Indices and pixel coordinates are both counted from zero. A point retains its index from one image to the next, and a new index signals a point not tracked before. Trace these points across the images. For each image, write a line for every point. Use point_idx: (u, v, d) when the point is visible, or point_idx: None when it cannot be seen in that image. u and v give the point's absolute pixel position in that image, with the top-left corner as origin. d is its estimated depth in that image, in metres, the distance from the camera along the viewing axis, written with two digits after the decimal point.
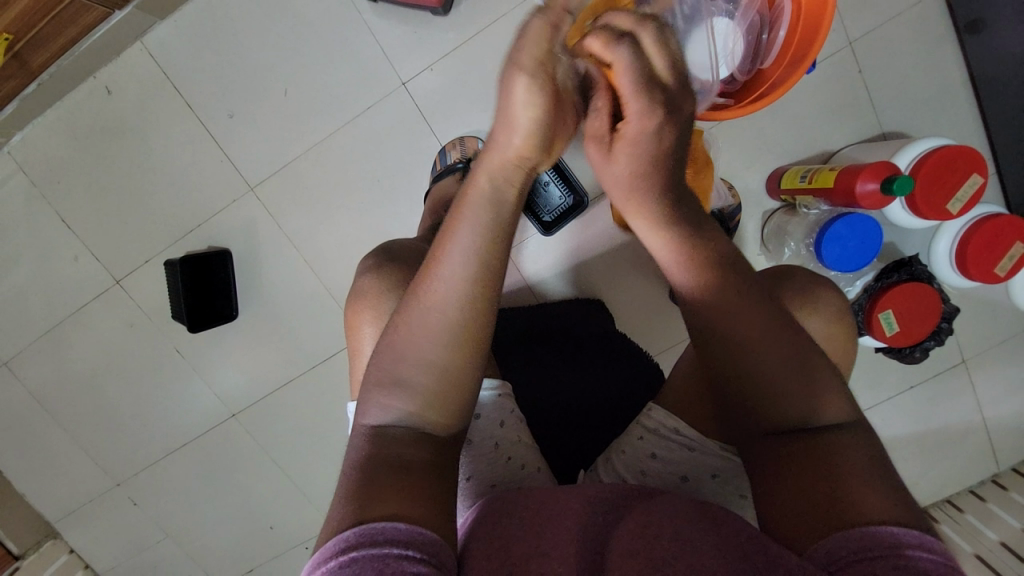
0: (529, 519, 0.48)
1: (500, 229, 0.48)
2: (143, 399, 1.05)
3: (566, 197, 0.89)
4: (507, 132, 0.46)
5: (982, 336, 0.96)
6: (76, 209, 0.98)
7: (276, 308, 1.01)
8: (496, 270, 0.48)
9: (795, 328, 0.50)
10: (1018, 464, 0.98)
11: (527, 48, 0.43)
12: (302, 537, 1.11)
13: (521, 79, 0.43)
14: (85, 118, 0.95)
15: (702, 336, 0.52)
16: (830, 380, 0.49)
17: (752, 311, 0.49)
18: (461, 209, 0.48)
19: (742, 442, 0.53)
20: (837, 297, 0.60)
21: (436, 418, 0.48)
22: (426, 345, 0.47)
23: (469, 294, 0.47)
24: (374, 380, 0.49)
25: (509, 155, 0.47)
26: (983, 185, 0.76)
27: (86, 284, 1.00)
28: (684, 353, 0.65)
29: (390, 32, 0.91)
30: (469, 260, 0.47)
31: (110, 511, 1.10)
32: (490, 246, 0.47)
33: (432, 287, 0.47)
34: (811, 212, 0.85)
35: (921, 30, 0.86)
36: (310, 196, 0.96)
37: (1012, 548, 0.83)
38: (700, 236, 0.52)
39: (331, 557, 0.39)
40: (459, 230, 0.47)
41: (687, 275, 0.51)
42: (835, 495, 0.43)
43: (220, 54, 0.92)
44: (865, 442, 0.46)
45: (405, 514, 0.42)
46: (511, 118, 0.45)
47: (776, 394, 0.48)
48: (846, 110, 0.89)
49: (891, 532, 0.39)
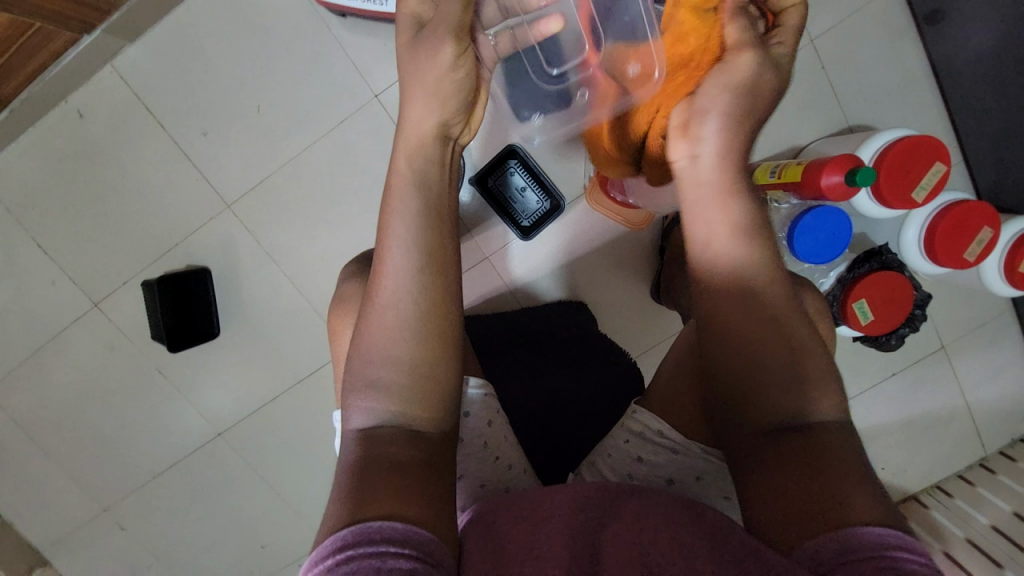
0: (522, 524, 0.47)
1: (428, 207, 0.51)
2: (128, 422, 1.04)
3: (544, 201, 0.92)
4: (415, 113, 0.52)
5: (961, 321, 0.97)
6: (52, 234, 0.97)
7: (259, 324, 1.00)
8: (434, 254, 0.50)
9: (790, 323, 0.50)
10: (1004, 447, 1.00)
11: (433, 38, 0.50)
12: (295, 554, 1.10)
13: (446, 43, 0.49)
14: (58, 142, 0.95)
15: (705, 324, 0.53)
16: (820, 374, 0.49)
17: (740, 290, 0.51)
18: (389, 203, 0.51)
19: (723, 437, 0.53)
20: (816, 296, 0.62)
21: (419, 413, 0.48)
22: (392, 341, 0.48)
23: (414, 282, 0.49)
24: (352, 383, 0.49)
25: (425, 128, 0.52)
26: (947, 173, 0.78)
27: (65, 309, 1.00)
28: (672, 348, 0.64)
29: (361, 45, 0.91)
30: (408, 248, 0.50)
31: (99, 538, 1.08)
32: (422, 227, 0.50)
33: (380, 282, 0.50)
34: (782, 206, 0.86)
35: (881, 25, 0.89)
36: (289, 211, 0.97)
37: (1004, 531, 0.83)
38: (747, 211, 0.52)
39: (328, 555, 0.39)
40: (393, 220, 0.50)
41: (730, 248, 0.51)
42: (828, 492, 0.44)
43: (192, 73, 0.93)
44: (851, 442, 0.48)
45: (400, 514, 0.42)
46: (425, 95, 0.51)
47: (763, 385, 0.49)
48: (813, 105, 0.91)
49: (878, 533, 0.40)
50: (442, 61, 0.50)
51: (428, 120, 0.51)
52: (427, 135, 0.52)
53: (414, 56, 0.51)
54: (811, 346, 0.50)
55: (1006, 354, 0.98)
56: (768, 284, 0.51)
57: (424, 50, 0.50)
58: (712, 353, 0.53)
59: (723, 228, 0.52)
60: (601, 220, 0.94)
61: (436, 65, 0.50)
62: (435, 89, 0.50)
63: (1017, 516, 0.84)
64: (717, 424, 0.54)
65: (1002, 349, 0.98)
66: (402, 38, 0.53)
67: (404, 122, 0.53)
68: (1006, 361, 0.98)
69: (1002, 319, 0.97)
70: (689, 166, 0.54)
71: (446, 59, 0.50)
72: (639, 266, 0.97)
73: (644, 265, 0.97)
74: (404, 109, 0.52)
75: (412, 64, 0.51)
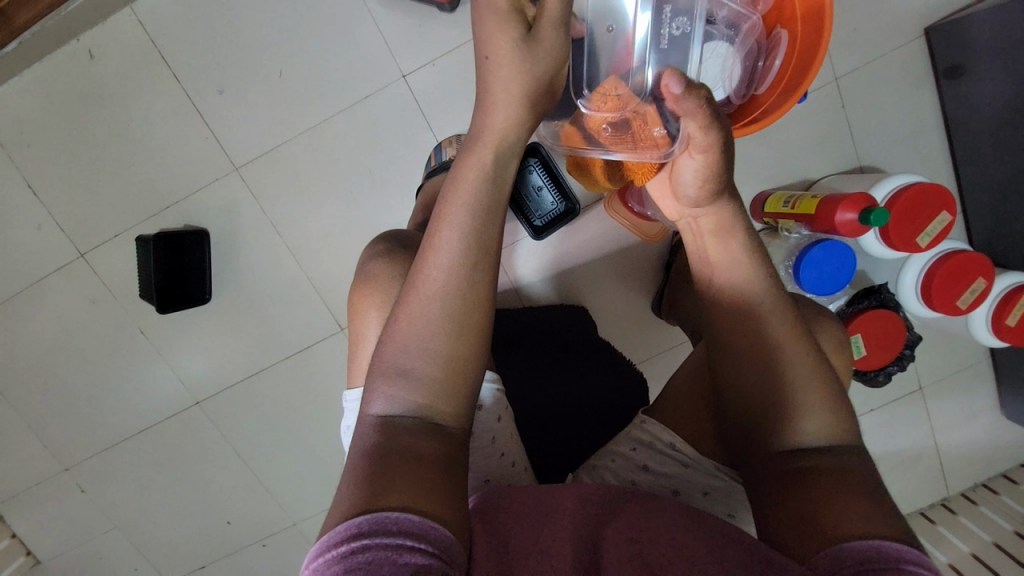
0: (528, 515, 0.48)
1: (496, 202, 0.51)
2: (103, 380, 1.00)
3: (559, 203, 0.89)
4: (498, 107, 0.50)
5: (940, 365, 1.01)
6: (44, 175, 0.93)
7: (254, 293, 0.98)
8: (489, 252, 0.50)
9: (817, 357, 0.52)
10: (967, 490, 1.04)
11: (549, 32, 0.48)
12: (261, 534, 1.07)
13: (534, 56, 0.48)
14: (62, 81, 0.90)
15: (728, 344, 0.54)
16: (831, 402, 0.50)
17: (777, 316, 0.52)
18: (452, 193, 0.50)
19: (739, 451, 0.54)
20: (837, 328, 0.63)
21: (444, 407, 0.47)
22: (427, 334, 0.47)
23: (467, 276, 0.48)
24: (378, 368, 0.48)
25: (492, 136, 0.51)
26: (950, 223, 0.81)
27: (48, 256, 0.95)
28: (684, 363, 0.66)
29: (394, 22, 0.90)
30: (465, 243, 0.49)
31: (55, 498, 1.03)
32: (485, 223, 0.50)
33: (427, 271, 0.49)
34: (791, 236, 0.88)
35: (902, 73, 0.92)
36: (300, 182, 0.94)
37: (961, 571, 0.87)
38: (751, 263, 0.54)
39: (343, 542, 0.38)
40: (454, 212, 0.49)
41: (737, 294, 0.54)
42: (838, 504, 0.45)
43: (215, 29, 0.90)
44: (855, 459, 0.49)
45: (419, 507, 0.41)
46: (527, 91, 0.49)
47: (777, 411, 0.51)
48: (829, 142, 0.93)
49: (895, 547, 0.40)
50: (557, 55, 0.49)
51: (515, 117, 0.50)
52: (516, 132, 0.51)
53: (528, 46, 0.48)
54: (835, 378, 0.51)
55: (979, 402, 1.02)
56: (786, 309, 0.52)
57: (539, 40, 0.48)
58: (733, 376, 0.54)
59: (726, 273, 0.55)
60: (614, 229, 0.95)
61: (552, 62, 0.49)
62: (542, 83, 0.50)
63: (975, 557, 0.87)
64: (730, 442, 0.55)
65: (975, 396, 1.02)
66: (497, 21, 0.48)
67: (483, 113, 0.51)
68: (978, 408, 1.03)
69: (978, 367, 1.01)
70: (688, 222, 0.58)
71: (560, 53, 0.49)
72: (644, 278, 0.97)
73: (650, 277, 0.98)
74: (485, 100, 0.51)
75: (529, 58, 0.48)
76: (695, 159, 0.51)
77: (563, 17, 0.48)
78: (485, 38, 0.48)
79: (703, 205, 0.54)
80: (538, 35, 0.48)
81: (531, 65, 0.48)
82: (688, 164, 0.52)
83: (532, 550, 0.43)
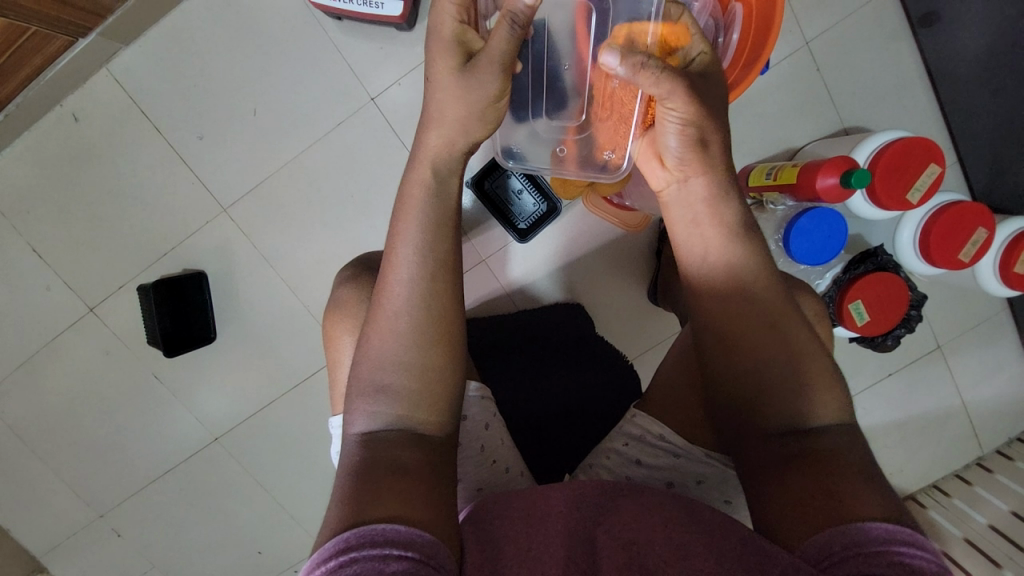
0: (521, 520, 0.48)
1: (447, 214, 0.51)
2: (125, 427, 1.04)
3: (540, 203, 0.91)
4: (437, 127, 0.51)
5: (956, 321, 0.98)
6: (47, 238, 0.97)
7: (257, 327, 1.00)
8: (449, 261, 0.50)
9: (803, 323, 0.52)
10: (1001, 446, 1.00)
11: (488, 66, 0.49)
12: (291, 559, 1.10)
13: (466, 83, 0.50)
14: (53, 146, 0.94)
15: (712, 324, 0.53)
16: (812, 375, 0.50)
17: (752, 292, 0.51)
18: (403, 210, 0.51)
19: (730, 433, 0.53)
20: (816, 301, 0.62)
21: (426, 417, 0.48)
22: (397, 347, 0.48)
23: (430, 287, 0.49)
24: (357, 388, 0.49)
25: (437, 153, 0.52)
26: (941, 174, 0.78)
27: (60, 315, 0.99)
28: (671, 349, 0.65)
29: (358, 48, 0.91)
30: (424, 257, 0.49)
31: (95, 545, 1.08)
32: (439, 235, 0.50)
33: (390, 288, 0.49)
34: (778, 208, 0.85)
35: (876, 27, 0.89)
36: (286, 214, 0.96)
37: (1002, 531, 0.83)
38: (741, 231, 0.53)
39: (331, 557, 0.38)
40: (408, 227, 0.50)
41: (724, 270, 0.53)
42: (828, 490, 0.44)
43: (187, 77, 0.92)
44: (844, 436, 0.48)
45: (405, 517, 0.42)
46: (468, 114, 0.51)
47: (761, 386, 0.50)
48: (809, 109, 0.91)
49: (884, 528, 0.40)
50: (493, 92, 0.50)
51: (454, 136, 0.51)
52: (455, 150, 0.52)
53: (464, 77, 0.50)
54: (815, 346, 0.51)
55: (1003, 353, 0.99)
56: (765, 280, 0.52)
57: (476, 74, 0.49)
58: (714, 358, 0.53)
59: (711, 248, 0.53)
60: (598, 223, 0.94)
61: (489, 98, 0.50)
62: (474, 112, 0.51)
63: (1015, 516, 0.84)
64: (719, 425, 0.55)
65: (996, 349, 0.98)
66: (441, 47, 0.50)
67: (425, 134, 0.52)
68: (1003, 360, 0.99)
69: (997, 319, 0.98)
70: (676, 191, 0.55)
71: (495, 92, 0.50)
72: (635, 268, 0.97)
73: (642, 266, 0.97)
74: (428, 120, 0.52)
75: (466, 83, 0.50)
76: (674, 112, 0.50)
77: (505, 57, 0.49)
78: (429, 63, 0.51)
79: (687, 168, 0.53)
80: (474, 69, 0.49)
81: (468, 96, 0.50)
82: (667, 123, 0.52)
83: (524, 558, 0.43)
